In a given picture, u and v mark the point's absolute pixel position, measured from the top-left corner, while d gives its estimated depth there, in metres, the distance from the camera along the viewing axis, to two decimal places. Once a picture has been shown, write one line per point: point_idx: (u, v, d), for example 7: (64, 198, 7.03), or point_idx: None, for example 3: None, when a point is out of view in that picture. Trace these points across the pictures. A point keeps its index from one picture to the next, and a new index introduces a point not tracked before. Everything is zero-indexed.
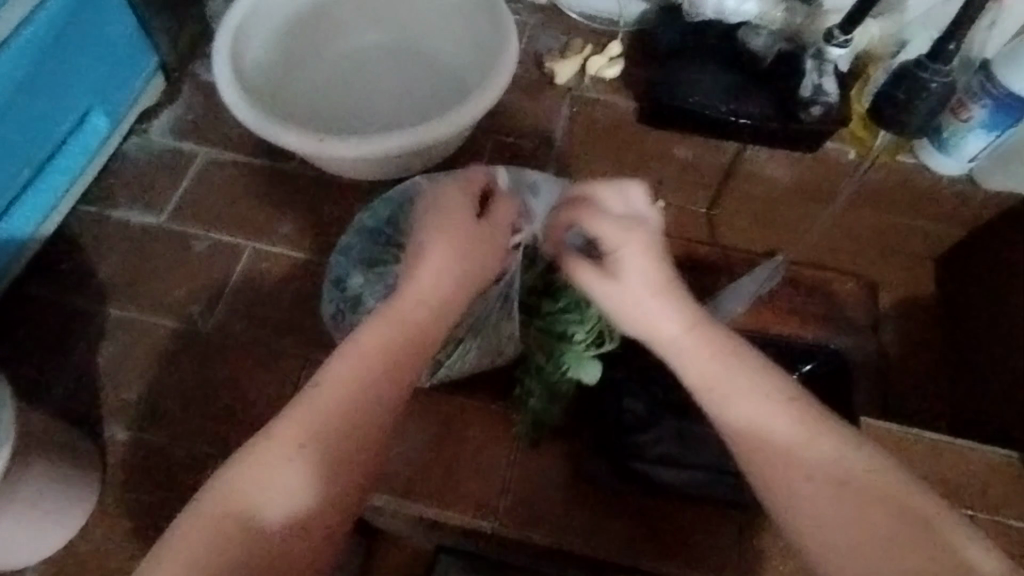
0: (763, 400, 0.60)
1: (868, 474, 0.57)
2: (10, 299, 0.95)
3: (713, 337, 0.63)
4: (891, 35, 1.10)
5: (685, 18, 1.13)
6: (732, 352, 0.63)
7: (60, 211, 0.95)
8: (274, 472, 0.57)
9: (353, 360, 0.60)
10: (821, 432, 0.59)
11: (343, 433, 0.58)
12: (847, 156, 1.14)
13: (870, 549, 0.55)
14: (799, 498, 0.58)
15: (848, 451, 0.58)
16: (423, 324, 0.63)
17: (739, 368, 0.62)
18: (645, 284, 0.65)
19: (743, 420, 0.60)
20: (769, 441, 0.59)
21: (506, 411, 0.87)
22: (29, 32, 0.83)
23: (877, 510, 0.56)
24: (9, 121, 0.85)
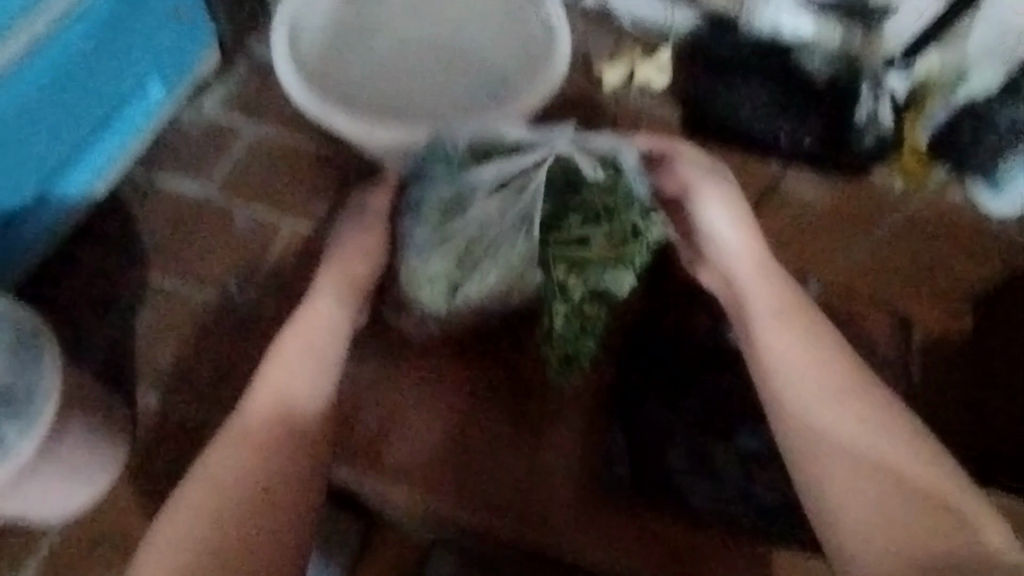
0: (807, 336, 0.68)
1: (892, 416, 0.64)
2: (56, 259, 0.98)
3: (770, 270, 0.73)
4: (952, 66, 1.07)
5: (739, 31, 1.13)
6: (786, 291, 0.71)
7: (113, 174, 0.98)
8: (254, 404, 0.67)
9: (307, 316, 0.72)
10: (857, 373, 0.67)
11: (305, 363, 0.70)
12: (894, 186, 1.13)
13: (879, 478, 0.61)
14: (831, 424, 0.64)
15: (873, 393, 0.66)
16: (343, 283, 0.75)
17: (791, 302, 0.71)
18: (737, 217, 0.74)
19: (780, 347, 0.68)
20: (806, 369, 0.67)
21: (523, 413, 0.91)
22: (98, 2, 0.85)
23: (895, 447, 0.63)
24: (68, 89, 0.87)
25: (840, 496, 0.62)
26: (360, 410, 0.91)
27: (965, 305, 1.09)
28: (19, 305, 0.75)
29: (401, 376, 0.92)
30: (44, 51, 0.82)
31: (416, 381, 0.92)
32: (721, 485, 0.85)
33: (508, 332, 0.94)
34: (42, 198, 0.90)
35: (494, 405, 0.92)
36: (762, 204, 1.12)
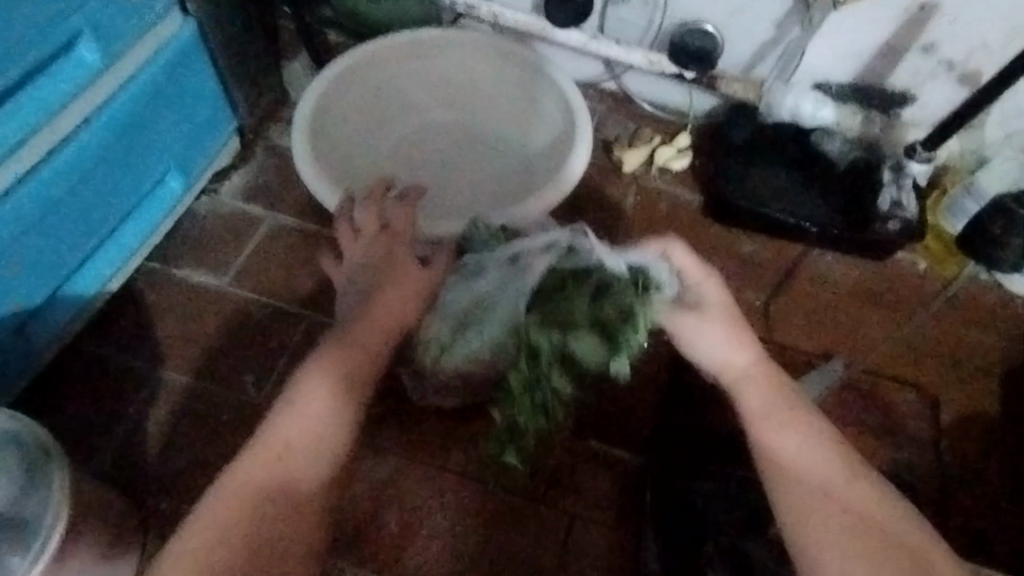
0: (809, 438, 0.60)
1: (913, 537, 0.56)
2: (66, 354, 0.95)
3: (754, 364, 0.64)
4: (970, 151, 1.10)
5: (760, 117, 1.12)
6: (772, 386, 0.63)
7: (126, 269, 0.97)
8: (253, 475, 0.58)
9: (326, 373, 0.63)
10: (870, 486, 0.58)
11: (315, 437, 0.61)
12: (919, 268, 1.13)
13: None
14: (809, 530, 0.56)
15: (893, 507, 0.57)
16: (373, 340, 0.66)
17: (771, 395, 0.63)
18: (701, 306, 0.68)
19: (789, 454, 0.59)
20: (809, 479, 0.58)
21: (550, 512, 0.93)
22: (119, 103, 0.84)
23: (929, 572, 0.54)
24: (93, 187, 0.86)
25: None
26: (385, 514, 0.91)
27: (994, 381, 1.07)
28: (30, 423, 0.73)
29: (430, 477, 0.94)
30: (65, 153, 0.80)
31: (443, 481, 0.93)
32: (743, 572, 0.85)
33: None
34: (56, 297, 0.88)
35: (522, 504, 0.93)
36: (786, 284, 1.11)
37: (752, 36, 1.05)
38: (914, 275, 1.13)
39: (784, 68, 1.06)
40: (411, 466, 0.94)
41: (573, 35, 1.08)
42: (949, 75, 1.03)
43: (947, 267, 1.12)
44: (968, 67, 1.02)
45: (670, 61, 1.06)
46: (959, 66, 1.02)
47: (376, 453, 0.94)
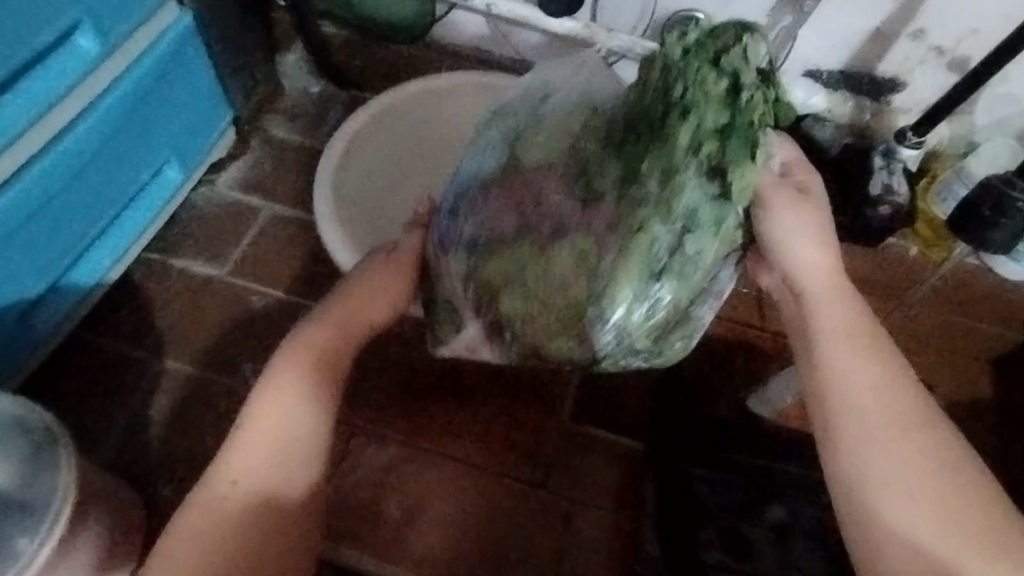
0: (883, 362, 0.56)
1: (979, 482, 0.51)
2: (67, 345, 0.96)
3: (849, 291, 0.60)
4: (960, 136, 1.11)
5: None
6: (852, 305, 0.59)
7: (126, 259, 0.98)
8: (219, 492, 0.54)
9: (285, 375, 0.57)
10: (942, 424, 0.53)
11: (278, 446, 0.56)
12: (909, 253, 1.15)
13: (964, 548, 0.49)
14: (879, 469, 0.52)
15: (959, 449, 0.52)
16: (337, 334, 0.60)
17: (867, 324, 0.58)
18: (804, 216, 0.61)
19: (869, 386, 0.54)
20: (872, 391, 0.54)
21: (549, 496, 0.93)
22: (118, 92, 0.85)
23: (993, 515, 0.50)
24: (93, 175, 0.87)
25: (920, 561, 0.49)
26: (386, 500, 0.92)
27: (986, 367, 1.08)
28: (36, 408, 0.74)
29: (429, 460, 0.94)
30: (65, 142, 0.81)
31: (445, 466, 0.94)
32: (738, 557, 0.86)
33: (534, 404, 0.98)
34: (58, 286, 0.89)
35: (522, 488, 0.93)
36: None
37: (742, 22, 1.07)
38: (906, 259, 1.14)
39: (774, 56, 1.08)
40: (410, 449, 0.95)
41: (567, 23, 1.09)
42: (939, 61, 1.04)
43: (935, 252, 1.14)
44: (957, 54, 1.03)
45: None
46: (949, 52, 1.03)
47: (375, 437, 0.95)
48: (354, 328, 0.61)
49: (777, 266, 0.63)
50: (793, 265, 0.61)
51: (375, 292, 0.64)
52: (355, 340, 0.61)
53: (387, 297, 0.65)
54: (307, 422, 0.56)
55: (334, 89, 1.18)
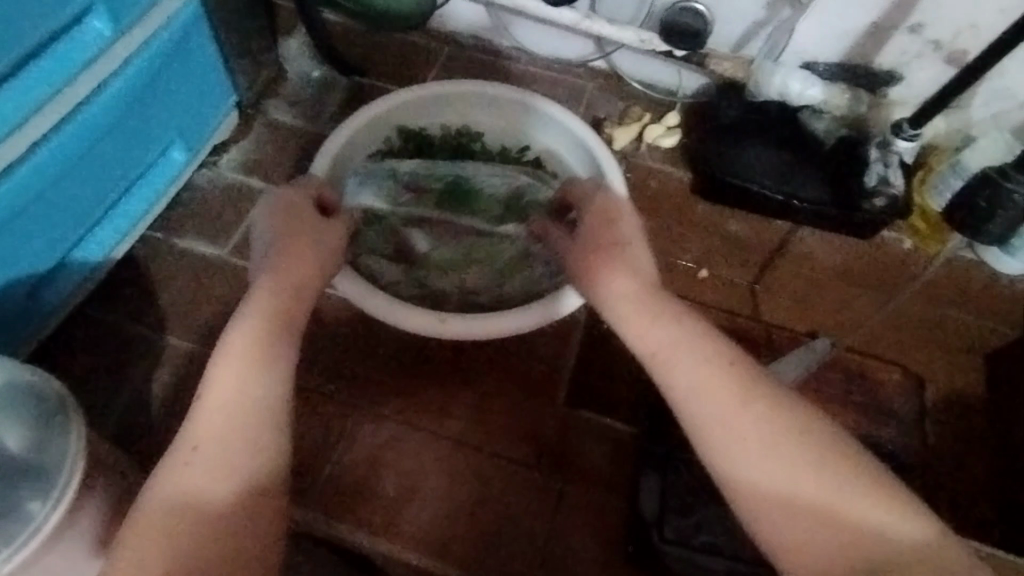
0: (698, 350, 0.62)
1: (809, 432, 0.56)
2: (73, 322, 0.99)
3: (655, 303, 0.67)
4: (956, 130, 1.12)
5: (749, 97, 1.14)
6: (658, 322, 0.65)
7: (130, 238, 1.00)
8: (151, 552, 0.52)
9: (210, 413, 0.59)
10: (761, 390, 0.58)
11: (218, 482, 0.55)
12: (903, 246, 1.15)
13: (812, 509, 0.53)
14: (731, 449, 0.57)
15: (782, 410, 0.57)
16: (234, 363, 0.61)
17: (673, 330, 0.64)
18: (617, 247, 0.74)
19: (690, 382, 0.60)
20: (699, 380, 0.60)
21: (542, 479, 0.95)
22: (128, 74, 0.87)
23: (825, 459, 0.55)
24: (102, 155, 0.89)
25: (798, 520, 0.53)
26: (382, 477, 0.93)
27: (978, 359, 1.09)
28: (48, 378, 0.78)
29: (424, 440, 0.96)
30: (77, 122, 0.83)
31: (439, 446, 0.96)
32: (724, 540, 0.87)
33: (528, 387, 1.00)
34: (64, 263, 0.91)
35: (514, 468, 0.95)
36: (773, 262, 1.13)
37: (740, 13, 1.08)
38: (899, 251, 1.15)
39: (773, 46, 1.09)
40: (405, 428, 0.96)
41: (567, 14, 1.10)
42: (937, 54, 1.05)
43: (930, 244, 1.15)
44: (955, 47, 1.03)
45: (662, 40, 1.08)
46: (946, 46, 1.03)
47: (371, 416, 0.97)
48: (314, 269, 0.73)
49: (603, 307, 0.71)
50: (613, 302, 0.70)
51: (264, 316, 0.65)
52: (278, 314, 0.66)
53: (287, 318, 0.66)
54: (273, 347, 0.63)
55: (335, 75, 1.20)
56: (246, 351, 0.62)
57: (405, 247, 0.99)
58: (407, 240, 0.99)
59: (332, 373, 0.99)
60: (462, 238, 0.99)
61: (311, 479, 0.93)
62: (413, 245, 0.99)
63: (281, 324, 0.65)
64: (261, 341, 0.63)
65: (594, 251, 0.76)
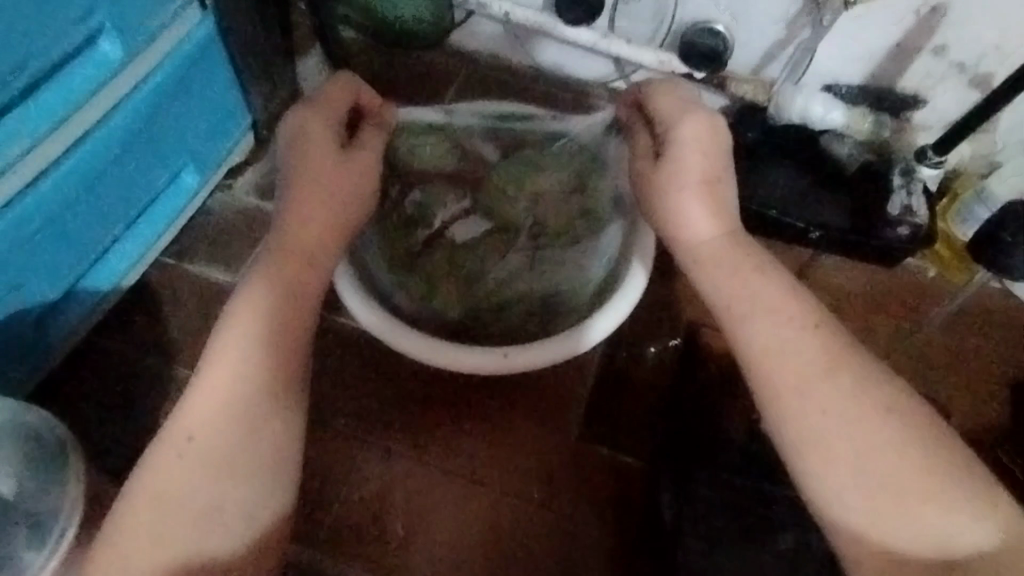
0: (779, 302, 0.60)
1: (899, 412, 0.55)
2: (85, 348, 1.00)
3: (739, 248, 0.63)
4: (981, 156, 1.08)
5: (769, 120, 1.10)
6: (737, 275, 0.62)
7: (141, 264, 1.00)
8: (165, 541, 0.54)
9: (215, 391, 0.58)
10: (852, 361, 0.57)
11: (236, 482, 0.57)
12: (927, 275, 1.13)
13: (894, 496, 0.53)
14: (805, 420, 0.55)
15: (867, 388, 0.56)
16: (258, 358, 0.58)
17: (761, 286, 0.61)
18: (691, 174, 0.65)
19: (767, 338, 0.58)
20: (790, 342, 0.58)
21: (555, 515, 0.93)
22: (137, 99, 0.86)
23: (916, 445, 0.54)
24: (111, 181, 0.88)
25: (857, 508, 0.53)
26: (393, 513, 0.92)
27: (1003, 391, 1.06)
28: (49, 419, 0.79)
29: (436, 473, 0.94)
30: (84, 147, 0.82)
31: (451, 481, 0.94)
32: None
33: (538, 417, 0.98)
34: (74, 291, 0.91)
35: (525, 503, 0.94)
36: None
37: (760, 37, 1.06)
38: (922, 281, 1.12)
39: (793, 70, 1.08)
40: (416, 461, 0.95)
41: (584, 35, 1.09)
42: (960, 78, 1.02)
43: (955, 274, 1.12)
44: (979, 70, 1.01)
45: (679, 62, 1.07)
46: (971, 70, 1.01)
47: (381, 448, 0.95)
48: (349, 210, 0.66)
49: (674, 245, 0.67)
50: (696, 245, 0.64)
51: (278, 300, 0.60)
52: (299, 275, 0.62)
53: (300, 288, 0.61)
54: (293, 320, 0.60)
55: None
56: (270, 346, 0.59)
57: (464, 160, 0.89)
58: (469, 151, 0.89)
59: (345, 398, 0.98)
60: (521, 146, 0.90)
61: (320, 509, 0.92)
62: (475, 160, 0.89)
63: (302, 307, 0.61)
64: (287, 325, 0.60)
65: (658, 192, 0.66)
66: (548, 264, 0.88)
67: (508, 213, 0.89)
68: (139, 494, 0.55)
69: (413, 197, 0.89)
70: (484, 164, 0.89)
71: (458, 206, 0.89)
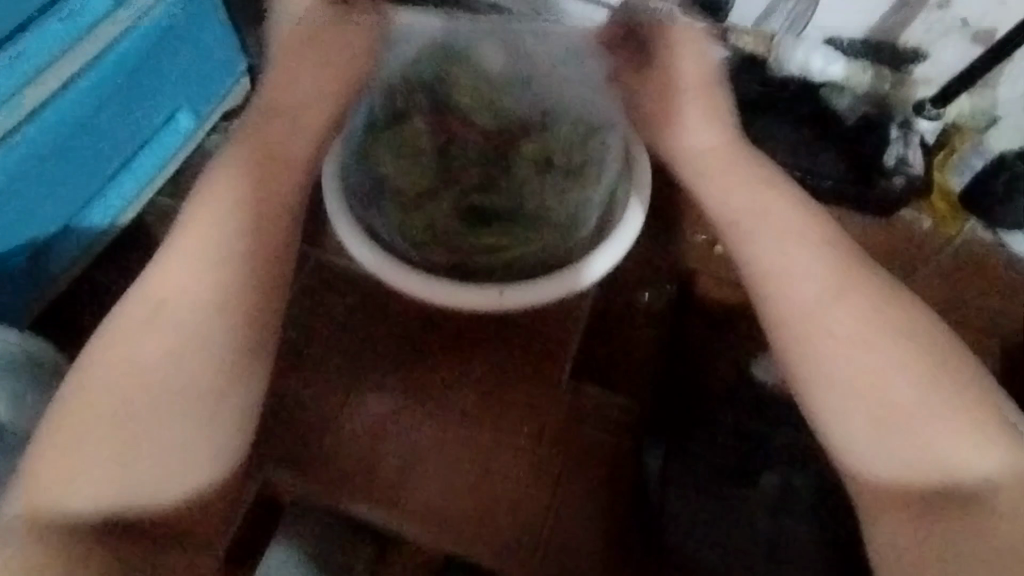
0: (789, 222, 0.68)
1: (919, 341, 0.62)
2: (80, 287, 1.01)
3: (753, 172, 0.72)
4: (982, 110, 1.06)
5: (767, 71, 1.07)
6: (760, 197, 0.70)
7: (137, 203, 1.00)
8: (104, 489, 0.57)
9: (162, 299, 0.63)
10: (867, 280, 0.65)
11: (158, 409, 0.60)
12: (922, 226, 1.12)
13: (893, 424, 0.59)
14: (810, 341, 0.62)
15: (881, 312, 0.63)
16: (197, 285, 0.64)
17: (767, 201, 0.70)
18: (692, 96, 0.75)
19: (782, 261, 0.66)
20: (797, 259, 0.66)
21: (549, 456, 0.92)
22: (137, 34, 0.85)
23: (927, 372, 0.60)
24: (110, 117, 0.88)
25: (865, 435, 0.60)
26: (382, 450, 0.89)
27: (992, 344, 1.07)
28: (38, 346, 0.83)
29: (428, 410, 0.91)
30: (87, 79, 0.82)
31: (440, 420, 0.90)
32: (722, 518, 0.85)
33: (534, 354, 0.95)
34: (71, 226, 0.92)
35: (521, 445, 0.91)
36: None
37: None
38: (918, 232, 1.12)
39: (795, 22, 1.06)
40: (406, 399, 0.91)
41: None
42: (963, 33, 1.02)
43: (949, 224, 1.12)
44: (982, 27, 1.00)
45: None
46: (974, 25, 1.00)
47: (370, 383, 0.92)
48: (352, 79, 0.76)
49: (679, 156, 0.75)
50: (698, 159, 0.74)
51: (250, 200, 0.68)
52: (282, 193, 0.70)
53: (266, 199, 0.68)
54: (268, 222, 0.68)
55: None
56: (209, 278, 0.64)
57: (463, 80, 0.79)
58: (472, 64, 0.79)
59: None
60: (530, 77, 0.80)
61: None
62: (477, 81, 0.79)
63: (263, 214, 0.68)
64: (265, 221, 0.68)
65: (665, 99, 0.76)
66: (557, 191, 0.77)
67: (508, 149, 0.78)
68: (54, 445, 0.57)
69: (406, 114, 0.78)
70: (485, 88, 0.79)
71: (452, 132, 0.78)
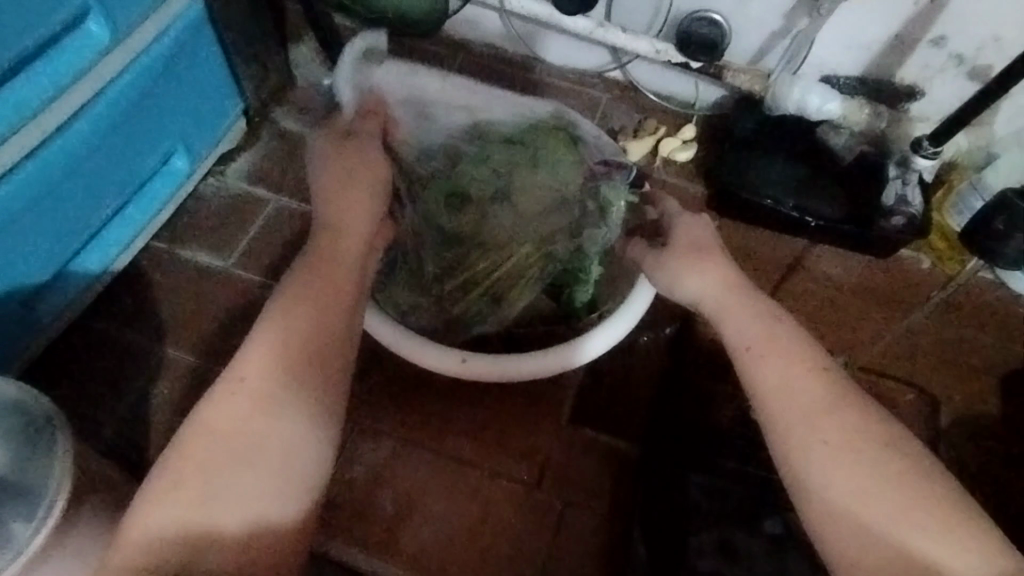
0: (790, 345, 0.60)
1: (903, 445, 0.54)
2: (75, 332, 1.00)
3: (751, 300, 0.65)
4: (979, 147, 1.09)
5: (766, 110, 1.09)
6: (756, 319, 0.62)
7: (132, 247, 1.00)
8: (170, 520, 0.50)
9: (254, 351, 0.57)
10: (865, 402, 0.57)
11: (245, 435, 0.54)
12: (922, 265, 1.12)
13: (876, 513, 0.51)
14: (799, 440, 0.55)
15: (873, 423, 0.55)
16: (279, 331, 0.58)
17: (768, 330, 0.61)
18: (682, 243, 0.71)
19: (773, 375, 0.58)
20: (788, 374, 0.58)
21: (548, 500, 0.93)
22: (125, 81, 0.85)
23: (910, 472, 0.53)
24: (103, 159, 0.88)
25: (849, 535, 0.52)
26: (381, 494, 0.92)
27: (993, 382, 1.05)
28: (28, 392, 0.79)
29: (426, 455, 0.95)
30: (75, 127, 0.81)
31: (437, 464, 0.94)
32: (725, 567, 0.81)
33: (530, 395, 0.98)
34: (62, 273, 0.91)
35: (518, 487, 0.93)
36: (787, 280, 1.10)
37: (762, 26, 1.05)
38: (917, 271, 1.12)
39: (791, 58, 1.05)
40: (406, 443, 0.95)
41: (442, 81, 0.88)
42: (959, 70, 1.01)
43: (949, 263, 1.12)
44: (978, 62, 1.00)
45: (677, 51, 1.06)
46: (970, 61, 1.00)
47: (371, 433, 0.95)
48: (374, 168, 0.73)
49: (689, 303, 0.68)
50: (718, 299, 0.66)
51: (320, 298, 0.61)
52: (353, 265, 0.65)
53: (324, 309, 0.61)
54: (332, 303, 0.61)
55: None
56: (288, 334, 0.58)
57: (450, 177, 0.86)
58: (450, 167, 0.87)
59: None
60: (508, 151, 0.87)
61: None
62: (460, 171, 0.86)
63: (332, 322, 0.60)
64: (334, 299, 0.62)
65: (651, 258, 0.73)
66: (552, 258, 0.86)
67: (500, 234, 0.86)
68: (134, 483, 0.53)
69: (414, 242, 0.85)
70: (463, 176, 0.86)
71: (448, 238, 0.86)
